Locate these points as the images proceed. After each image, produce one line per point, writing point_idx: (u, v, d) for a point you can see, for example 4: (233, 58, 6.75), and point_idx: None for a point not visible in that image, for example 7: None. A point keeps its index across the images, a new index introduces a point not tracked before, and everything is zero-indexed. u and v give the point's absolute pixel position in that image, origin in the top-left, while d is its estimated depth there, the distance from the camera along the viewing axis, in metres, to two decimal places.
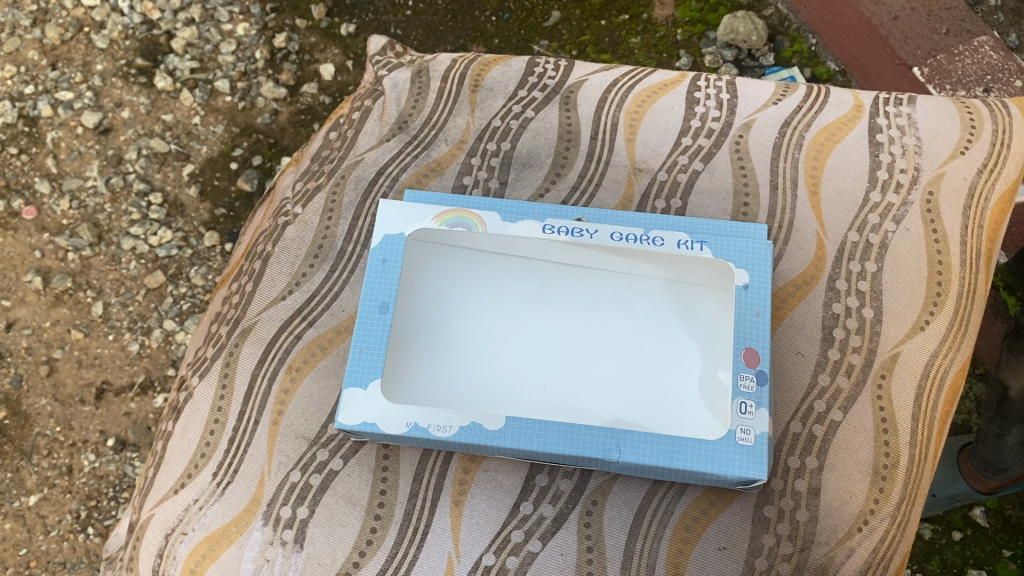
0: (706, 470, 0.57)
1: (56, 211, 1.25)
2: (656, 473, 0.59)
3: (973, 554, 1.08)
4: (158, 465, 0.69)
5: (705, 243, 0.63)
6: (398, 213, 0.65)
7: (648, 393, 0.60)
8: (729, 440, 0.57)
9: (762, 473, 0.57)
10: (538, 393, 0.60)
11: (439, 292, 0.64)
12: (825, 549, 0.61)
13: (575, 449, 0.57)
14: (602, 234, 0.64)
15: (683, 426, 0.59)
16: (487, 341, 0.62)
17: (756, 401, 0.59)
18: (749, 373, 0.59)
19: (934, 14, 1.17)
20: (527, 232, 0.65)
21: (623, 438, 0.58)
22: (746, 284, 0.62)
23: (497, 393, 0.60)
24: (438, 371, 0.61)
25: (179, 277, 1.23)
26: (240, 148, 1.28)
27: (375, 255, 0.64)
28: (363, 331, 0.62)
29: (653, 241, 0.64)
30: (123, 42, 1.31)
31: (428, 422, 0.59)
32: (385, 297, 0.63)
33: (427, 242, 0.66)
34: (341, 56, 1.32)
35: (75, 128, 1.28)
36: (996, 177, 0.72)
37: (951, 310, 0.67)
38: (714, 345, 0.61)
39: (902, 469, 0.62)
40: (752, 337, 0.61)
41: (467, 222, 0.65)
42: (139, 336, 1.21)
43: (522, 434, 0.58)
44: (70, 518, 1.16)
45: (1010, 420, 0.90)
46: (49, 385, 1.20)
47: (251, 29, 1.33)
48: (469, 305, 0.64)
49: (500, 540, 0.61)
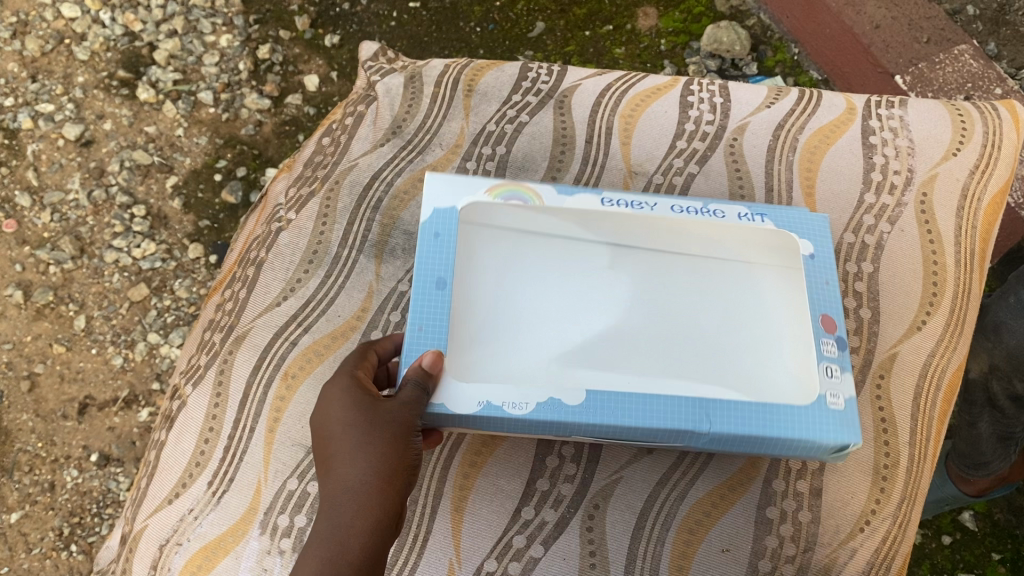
0: (808, 437, 0.49)
1: (37, 223, 1.22)
2: (746, 447, 0.50)
3: (963, 558, 1.08)
4: (152, 476, 0.68)
5: (766, 215, 0.57)
6: (445, 184, 0.56)
7: (729, 366, 0.52)
8: (820, 404, 0.50)
9: (857, 436, 0.49)
10: (610, 363, 0.51)
11: (483, 270, 0.54)
12: (828, 550, 0.61)
13: (664, 422, 0.49)
14: (661, 205, 0.57)
15: (770, 394, 0.51)
16: (541, 321, 0.52)
17: (841, 365, 0.52)
18: (829, 339, 0.52)
19: (915, 24, 1.14)
20: (583, 205, 0.57)
21: (713, 407, 0.49)
22: (812, 253, 0.56)
23: (560, 373, 0.50)
24: (493, 346, 0.52)
25: (163, 289, 1.20)
26: (224, 159, 1.25)
27: (427, 229, 0.54)
28: (418, 309, 0.52)
29: (713, 213, 0.57)
30: (105, 54, 1.30)
31: (501, 399, 0.49)
32: (442, 273, 0.53)
33: (472, 217, 0.56)
34: (325, 67, 1.31)
35: (56, 141, 1.25)
36: (989, 178, 0.72)
37: (947, 310, 0.67)
38: (788, 320, 0.54)
39: (902, 469, 0.63)
40: (826, 302, 0.54)
41: (522, 194, 0.57)
42: (123, 349, 1.18)
43: (609, 407, 0.49)
44: (53, 535, 1.11)
45: (978, 408, 0.95)
46: (30, 400, 1.15)
47: (234, 41, 1.31)
48: (523, 278, 0.54)
49: (502, 546, 0.61)
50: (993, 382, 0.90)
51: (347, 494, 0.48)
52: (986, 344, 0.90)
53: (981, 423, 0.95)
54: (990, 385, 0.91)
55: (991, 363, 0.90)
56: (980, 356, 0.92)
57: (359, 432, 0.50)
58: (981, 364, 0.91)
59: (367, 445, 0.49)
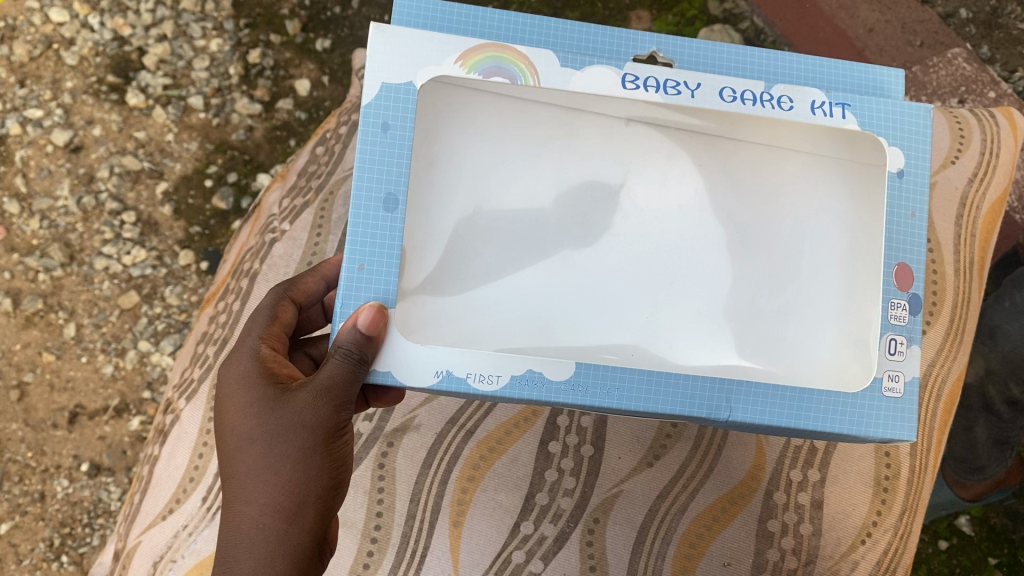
0: (840, 429, 0.48)
1: (25, 230, 1.14)
2: (769, 430, 0.50)
3: (960, 562, 1.07)
4: (145, 491, 0.68)
5: (847, 107, 0.50)
6: (399, 49, 0.48)
7: (757, 300, 0.59)
8: (874, 392, 0.49)
9: (908, 433, 0.49)
10: (622, 303, 0.58)
11: (464, 171, 0.57)
12: (829, 562, 0.66)
13: (676, 407, 0.48)
14: (707, 90, 0.50)
15: (822, 326, 0.57)
16: (529, 241, 0.59)
17: (908, 336, 0.50)
18: (900, 298, 0.51)
19: (908, 27, 1.13)
20: (601, 85, 0.49)
21: (735, 391, 0.48)
22: (900, 170, 0.51)
23: (546, 309, 0.57)
24: (493, 271, 0.57)
25: (154, 296, 1.16)
26: (215, 165, 1.17)
27: (371, 117, 0.48)
28: (358, 230, 0.47)
29: (779, 103, 0.50)
30: (94, 59, 1.16)
31: (465, 372, 0.47)
32: (391, 186, 0.48)
33: (447, 113, 0.54)
34: (317, 72, 1.20)
35: (45, 147, 1.15)
36: (986, 186, 0.75)
37: (946, 320, 0.71)
38: (852, 238, 0.57)
39: (902, 480, 0.68)
40: (907, 249, 0.51)
41: (502, 69, 0.49)
42: (113, 357, 1.15)
43: (598, 387, 0.47)
44: (43, 546, 1.11)
45: (975, 413, 0.95)
46: (19, 410, 1.13)
47: (225, 44, 1.18)
48: (507, 185, 0.59)
49: (501, 561, 0.64)
50: None
51: (248, 546, 0.49)
52: None
53: (978, 428, 0.95)
54: (987, 389, 0.93)
55: (989, 369, 0.91)
56: (977, 360, 0.94)
57: (255, 470, 0.50)
58: (977, 370, 0.92)
59: (266, 477, 0.49)
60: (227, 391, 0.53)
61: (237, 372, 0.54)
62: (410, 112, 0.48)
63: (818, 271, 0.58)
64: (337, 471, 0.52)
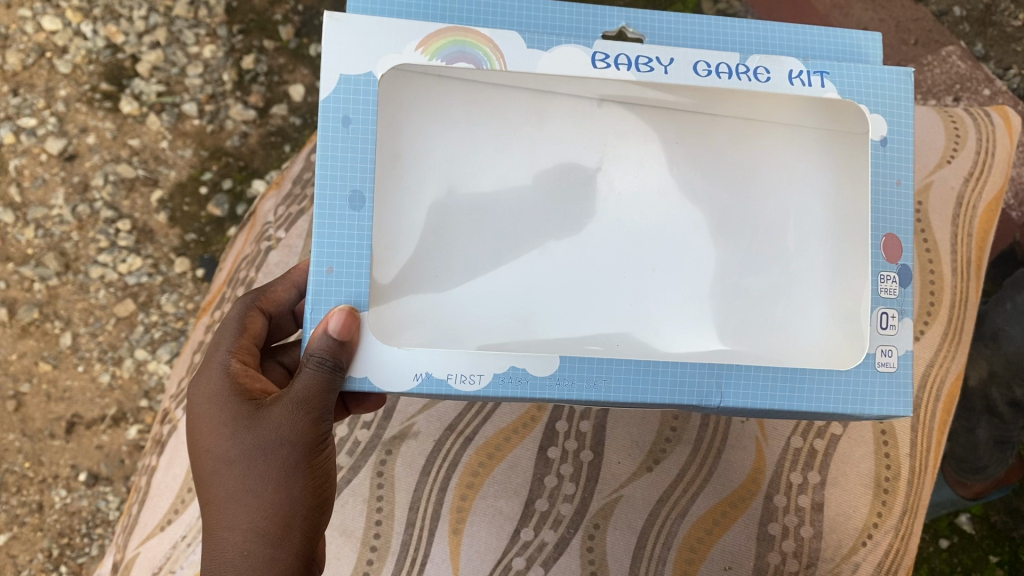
0: (836, 409, 0.49)
1: (20, 239, 1.13)
2: (763, 412, 0.50)
3: (960, 561, 1.07)
4: (142, 503, 0.68)
5: (825, 75, 0.50)
6: (355, 35, 0.47)
7: (742, 281, 0.59)
8: (869, 366, 0.50)
9: (907, 408, 0.49)
10: (606, 293, 0.58)
11: (435, 164, 0.57)
12: (831, 564, 0.66)
13: (661, 398, 0.48)
14: (680, 64, 0.50)
15: (806, 303, 0.57)
16: (503, 231, 0.59)
17: (901, 309, 0.51)
18: (890, 270, 0.51)
19: (902, 25, 1.13)
20: (570, 65, 0.49)
21: (725, 375, 0.48)
22: (884, 138, 0.51)
23: (531, 306, 0.57)
24: (472, 263, 0.57)
25: (150, 304, 1.15)
26: (210, 172, 1.17)
27: (331, 112, 0.48)
28: (325, 229, 0.47)
29: (757, 76, 0.50)
30: (87, 67, 1.15)
31: (444, 373, 0.46)
32: (356, 183, 0.48)
33: (415, 104, 0.54)
34: (311, 77, 1.19)
35: (39, 156, 1.14)
36: (983, 186, 0.75)
37: (944, 319, 0.71)
38: (831, 212, 0.57)
39: (903, 481, 0.68)
40: (894, 220, 0.51)
41: (463, 54, 0.49)
42: (110, 366, 1.14)
43: (584, 381, 0.47)
44: (42, 556, 1.11)
45: (975, 414, 0.95)
46: (16, 420, 1.12)
47: (218, 51, 1.17)
48: (483, 175, 0.59)
49: (501, 567, 0.64)
50: (992, 391, 0.92)
51: (232, 563, 0.49)
52: (984, 351, 0.93)
53: (979, 429, 0.95)
54: (989, 392, 0.93)
55: (991, 370, 0.93)
56: (978, 363, 0.94)
57: (235, 485, 0.49)
58: (979, 371, 0.93)
59: (247, 499, 0.49)
60: (203, 403, 0.53)
61: (208, 390, 0.53)
62: (370, 106, 0.48)
63: (801, 246, 0.58)
64: (320, 488, 0.51)
